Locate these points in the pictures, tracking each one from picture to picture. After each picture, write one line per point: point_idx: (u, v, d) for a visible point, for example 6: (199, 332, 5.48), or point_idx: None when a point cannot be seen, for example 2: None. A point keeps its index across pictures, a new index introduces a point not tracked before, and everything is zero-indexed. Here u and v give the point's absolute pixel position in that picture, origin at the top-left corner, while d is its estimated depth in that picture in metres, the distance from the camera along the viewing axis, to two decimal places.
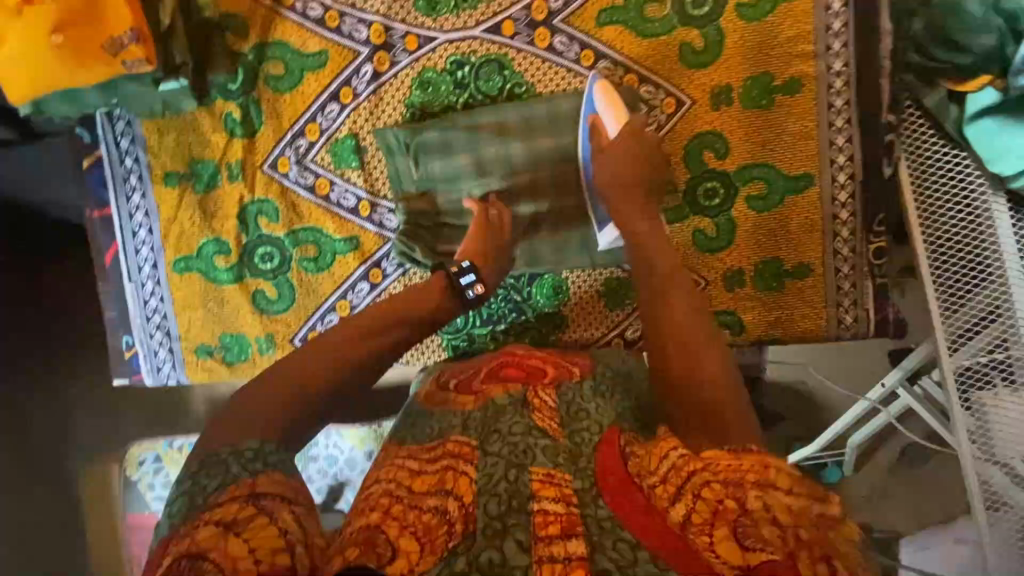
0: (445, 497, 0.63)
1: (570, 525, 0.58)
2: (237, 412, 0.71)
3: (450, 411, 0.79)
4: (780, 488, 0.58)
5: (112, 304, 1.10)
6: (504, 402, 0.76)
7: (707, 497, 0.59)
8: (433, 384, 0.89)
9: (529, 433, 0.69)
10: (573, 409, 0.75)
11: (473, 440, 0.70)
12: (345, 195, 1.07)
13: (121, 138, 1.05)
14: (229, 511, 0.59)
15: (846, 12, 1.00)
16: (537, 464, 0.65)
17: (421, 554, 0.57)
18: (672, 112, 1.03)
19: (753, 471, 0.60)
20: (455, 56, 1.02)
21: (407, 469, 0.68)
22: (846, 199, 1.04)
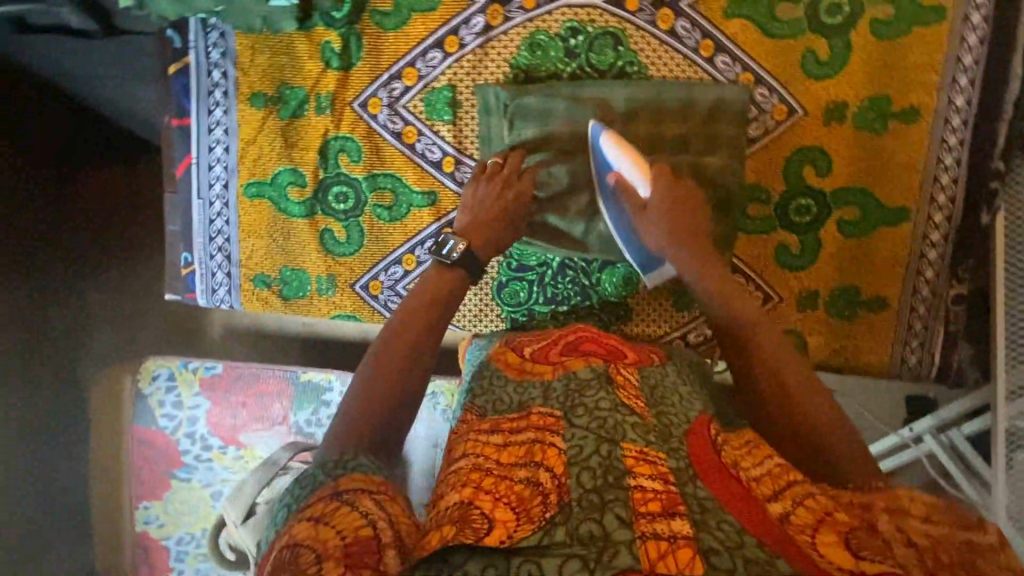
0: (536, 469, 0.66)
1: (671, 504, 0.60)
2: (337, 424, 0.78)
3: (529, 381, 0.82)
4: (915, 517, 0.62)
5: (176, 218, 1.08)
6: (588, 375, 0.76)
7: (809, 508, 0.63)
8: (506, 350, 0.92)
9: (617, 411, 0.70)
10: (657, 395, 0.77)
11: (557, 411, 0.72)
12: (430, 147, 1.03)
13: (213, 50, 1.02)
14: (317, 509, 0.64)
15: (980, 49, 0.95)
16: (627, 441, 0.66)
17: (519, 522, 0.60)
18: (781, 120, 1.00)
19: (886, 501, 0.64)
20: (571, 23, 0.98)
21: (492, 443, 0.72)
22: (938, 239, 1.02)
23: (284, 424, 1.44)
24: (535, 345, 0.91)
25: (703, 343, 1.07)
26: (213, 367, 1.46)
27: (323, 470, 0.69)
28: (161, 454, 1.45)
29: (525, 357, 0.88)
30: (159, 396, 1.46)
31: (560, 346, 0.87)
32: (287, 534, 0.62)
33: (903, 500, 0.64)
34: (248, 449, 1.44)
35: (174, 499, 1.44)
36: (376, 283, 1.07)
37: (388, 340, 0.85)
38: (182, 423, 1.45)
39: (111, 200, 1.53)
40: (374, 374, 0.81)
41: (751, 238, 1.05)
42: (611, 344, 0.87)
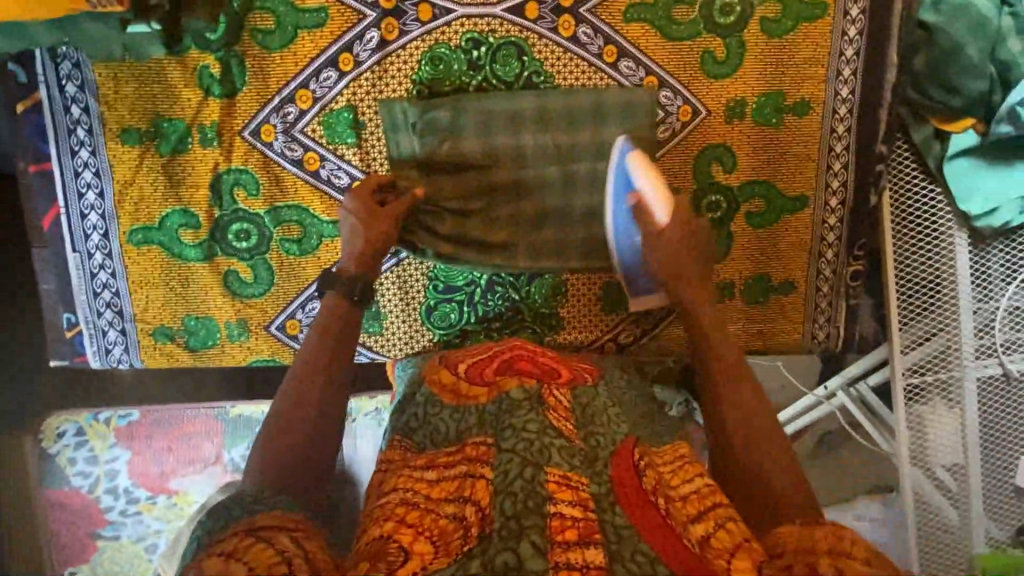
0: (463, 504, 0.65)
1: (587, 532, 0.60)
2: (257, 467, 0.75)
3: (465, 406, 0.80)
4: (857, 560, 0.57)
5: (50, 275, 0.96)
6: (520, 398, 0.74)
7: (731, 529, 0.64)
8: (440, 367, 0.90)
9: (545, 433, 0.69)
10: (588, 412, 0.77)
11: (490, 439, 0.71)
12: (336, 173, 0.97)
13: (68, 82, 0.89)
14: (236, 543, 0.58)
15: (859, 40, 1.01)
16: (553, 464, 0.66)
17: (436, 555, 0.60)
18: (687, 120, 1.02)
19: (825, 540, 0.60)
20: (471, 34, 0.94)
21: (424, 479, 0.71)
22: (834, 223, 1.09)
23: (218, 464, 1.41)
24: (470, 360, 0.88)
25: (634, 343, 1.10)
26: (127, 415, 1.39)
27: (239, 505, 0.66)
28: (77, 514, 1.40)
29: (460, 376, 0.86)
30: (68, 454, 1.39)
31: (494, 365, 0.84)
32: (196, 569, 0.56)
33: (844, 539, 0.60)
34: (179, 495, 1.40)
35: (103, 559, 1.42)
36: (293, 322, 1.00)
37: (295, 378, 0.80)
38: (99, 478, 1.39)
39: None
40: (281, 422, 0.77)
41: None
42: (545, 362, 0.85)
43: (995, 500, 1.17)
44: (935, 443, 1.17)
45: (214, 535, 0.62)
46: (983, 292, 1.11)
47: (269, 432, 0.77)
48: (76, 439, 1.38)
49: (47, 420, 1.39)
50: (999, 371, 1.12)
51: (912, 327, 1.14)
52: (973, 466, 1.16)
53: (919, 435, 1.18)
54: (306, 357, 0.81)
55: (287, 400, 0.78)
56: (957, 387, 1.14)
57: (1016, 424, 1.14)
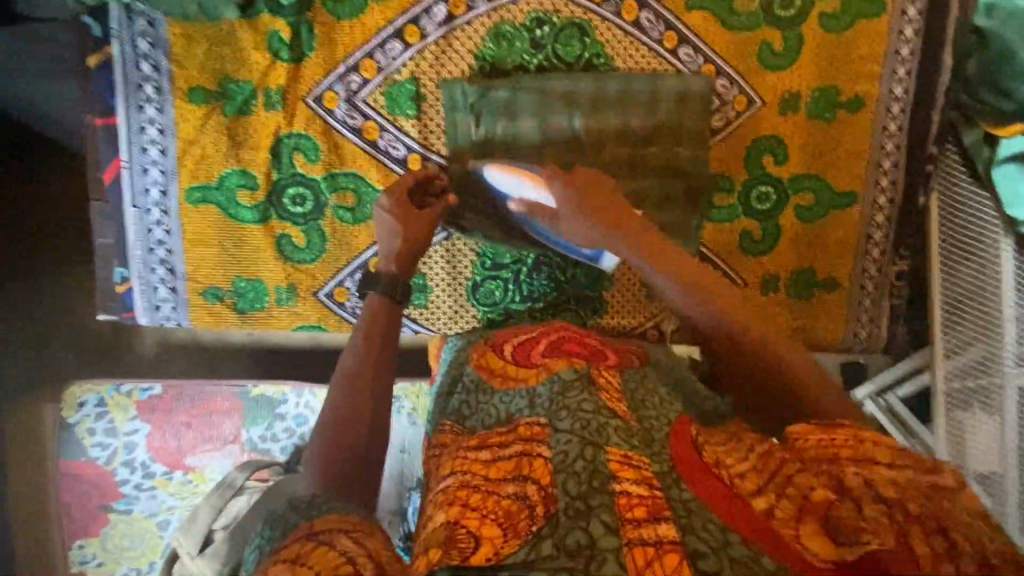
0: (523, 483, 0.64)
1: (657, 509, 0.60)
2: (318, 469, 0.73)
3: (513, 389, 0.80)
4: (882, 463, 0.60)
5: (107, 229, 0.97)
6: (571, 376, 0.75)
7: (793, 494, 0.59)
8: (487, 350, 0.90)
9: (600, 412, 0.69)
10: (638, 397, 0.77)
11: (543, 420, 0.71)
12: (394, 144, 0.98)
13: (140, 39, 0.91)
14: (297, 549, 0.58)
15: (916, 40, 1.02)
16: (612, 445, 0.66)
17: (506, 538, 0.59)
18: (742, 110, 1.03)
19: (847, 445, 0.62)
20: (536, 13, 0.95)
21: (479, 460, 0.70)
22: (882, 221, 1.09)
23: (236, 443, 1.41)
24: (514, 342, 0.89)
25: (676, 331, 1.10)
26: (150, 387, 1.40)
27: (296, 511, 0.64)
28: (91, 486, 1.39)
29: (508, 360, 0.85)
30: (88, 424, 1.38)
31: (540, 346, 0.84)
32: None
33: (865, 442, 0.62)
34: (196, 472, 1.39)
35: (114, 532, 1.39)
36: (342, 290, 1.01)
37: (348, 372, 0.81)
38: (117, 450, 1.38)
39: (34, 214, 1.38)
40: (336, 413, 0.77)
41: (717, 227, 1.07)
42: (591, 343, 0.86)
43: None
44: (973, 449, 1.16)
45: (278, 542, 0.62)
46: None
47: (325, 427, 0.76)
48: (97, 409, 1.38)
49: (70, 388, 1.39)
50: None
51: (955, 330, 1.15)
52: (1011, 480, 1.12)
53: (956, 441, 1.19)
54: (356, 351, 0.83)
55: (341, 394, 0.79)
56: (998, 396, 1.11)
57: None
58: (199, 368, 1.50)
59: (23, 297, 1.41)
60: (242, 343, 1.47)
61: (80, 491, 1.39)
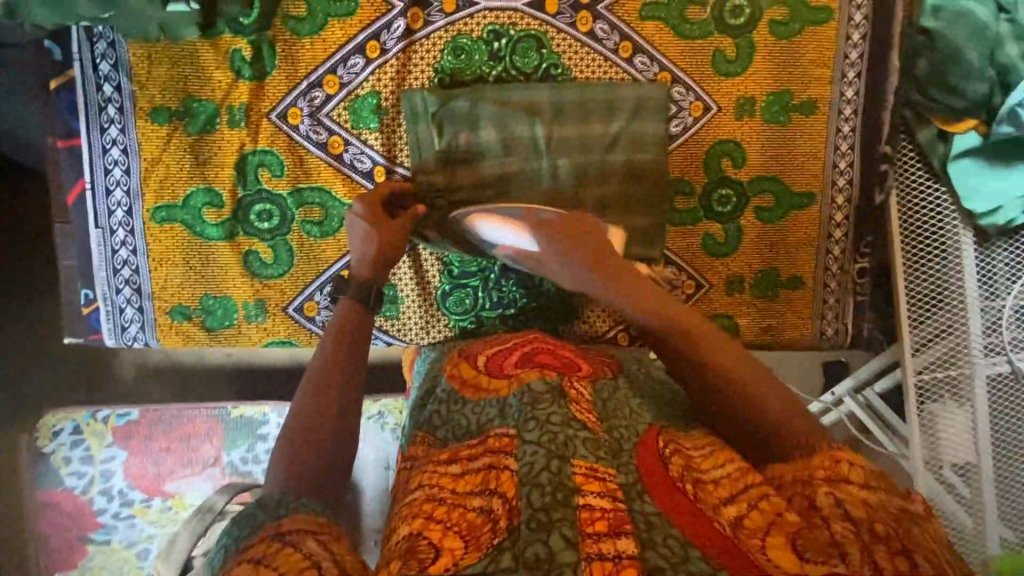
0: (490, 497, 0.64)
1: (618, 522, 0.60)
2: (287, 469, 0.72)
3: (485, 399, 0.78)
4: (852, 483, 0.63)
5: (71, 252, 0.97)
6: (543, 388, 0.73)
7: (765, 508, 0.63)
8: (460, 361, 0.89)
9: (569, 424, 0.68)
10: (609, 408, 0.77)
11: (512, 431, 0.70)
12: (359, 157, 0.99)
13: (102, 61, 0.92)
14: (264, 548, 0.58)
15: (863, 44, 1.06)
16: (578, 457, 0.65)
17: (466, 549, 0.59)
18: (699, 115, 1.06)
19: (824, 468, 0.66)
20: (493, 26, 0.97)
21: (449, 474, 0.69)
22: (840, 220, 1.12)
23: (217, 466, 1.38)
24: (489, 351, 0.88)
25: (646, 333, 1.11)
26: (126, 413, 1.38)
27: (264, 509, 0.63)
28: (66, 518, 1.36)
29: (481, 370, 0.84)
30: (63, 453, 1.36)
31: (514, 356, 0.84)
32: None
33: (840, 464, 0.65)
34: (176, 498, 1.37)
35: (93, 565, 1.36)
36: (310, 304, 1.01)
37: (313, 380, 0.80)
38: (93, 479, 1.36)
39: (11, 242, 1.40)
40: (301, 419, 0.77)
41: (680, 230, 1.09)
42: (563, 353, 0.86)
43: (1013, 505, 1.16)
44: (946, 440, 1.19)
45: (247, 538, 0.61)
46: (991, 292, 1.14)
47: (290, 433, 0.76)
48: (72, 437, 1.35)
49: (45, 417, 1.38)
50: (1008, 368, 1.14)
51: (922, 325, 1.17)
52: (985, 466, 1.16)
53: (931, 434, 1.19)
54: (322, 359, 0.83)
55: (305, 400, 0.78)
56: (967, 385, 1.17)
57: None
58: (179, 391, 1.51)
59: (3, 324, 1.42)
60: (220, 363, 1.49)
61: (57, 523, 1.36)
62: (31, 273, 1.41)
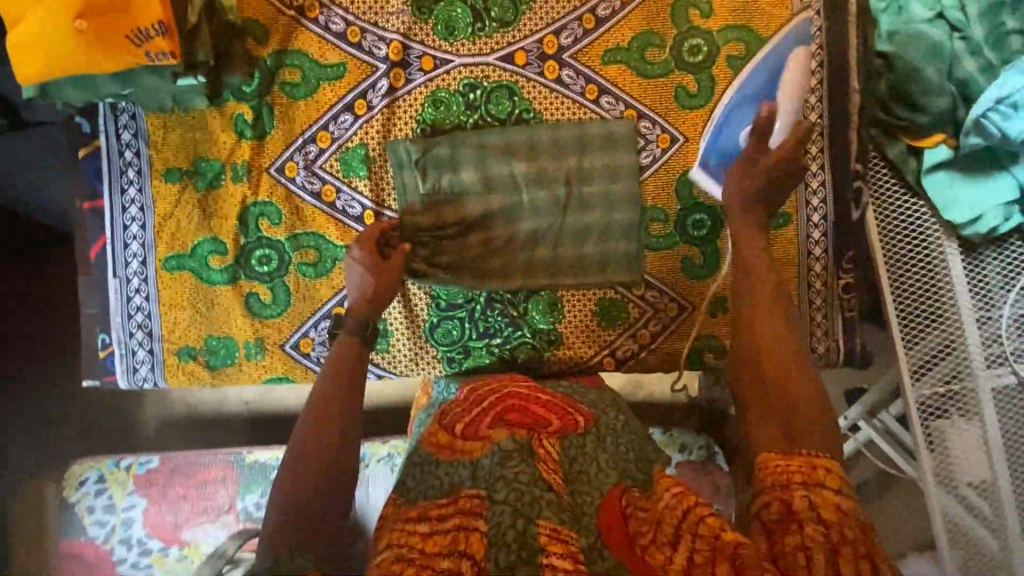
0: (458, 559, 0.68)
1: None
2: (287, 505, 0.78)
3: (457, 461, 0.80)
4: (827, 488, 0.71)
5: (92, 300, 1.06)
6: (511, 446, 0.75)
7: (707, 536, 0.69)
8: (439, 427, 0.89)
9: (536, 484, 0.71)
10: (574, 468, 0.78)
11: (482, 491, 0.74)
12: (350, 203, 1.07)
13: (124, 131, 1.04)
14: None
15: (821, 72, 1.12)
16: (543, 518, 0.68)
17: None
18: (667, 147, 1.11)
19: (803, 473, 0.72)
20: (468, 79, 1.06)
21: (418, 532, 0.74)
22: (819, 237, 1.14)
23: (232, 512, 1.41)
24: (466, 418, 0.88)
25: (632, 358, 1.13)
26: (148, 461, 1.42)
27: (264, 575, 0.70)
28: (88, 566, 1.38)
29: (456, 436, 0.85)
30: (87, 502, 1.40)
31: (487, 419, 0.86)
32: None
33: (817, 470, 0.72)
34: (191, 546, 1.40)
35: None
36: (306, 340, 1.07)
37: (311, 417, 0.85)
38: (115, 527, 1.39)
39: (45, 300, 1.51)
40: (298, 457, 0.82)
41: (659, 254, 1.12)
42: (535, 405, 0.88)
43: None
44: (957, 460, 1.15)
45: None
46: (986, 300, 1.14)
47: (288, 473, 0.80)
48: (97, 486, 1.39)
49: (73, 467, 1.43)
50: (1014, 379, 1.12)
51: (917, 341, 1.16)
52: (1001, 482, 1.13)
53: (941, 453, 1.16)
54: (319, 396, 0.87)
55: (302, 438, 0.83)
56: (972, 400, 1.14)
57: None
58: (199, 440, 1.58)
59: (39, 376, 1.52)
60: (240, 411, 1.55)
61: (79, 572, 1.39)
62: (63, 327, 1.52)
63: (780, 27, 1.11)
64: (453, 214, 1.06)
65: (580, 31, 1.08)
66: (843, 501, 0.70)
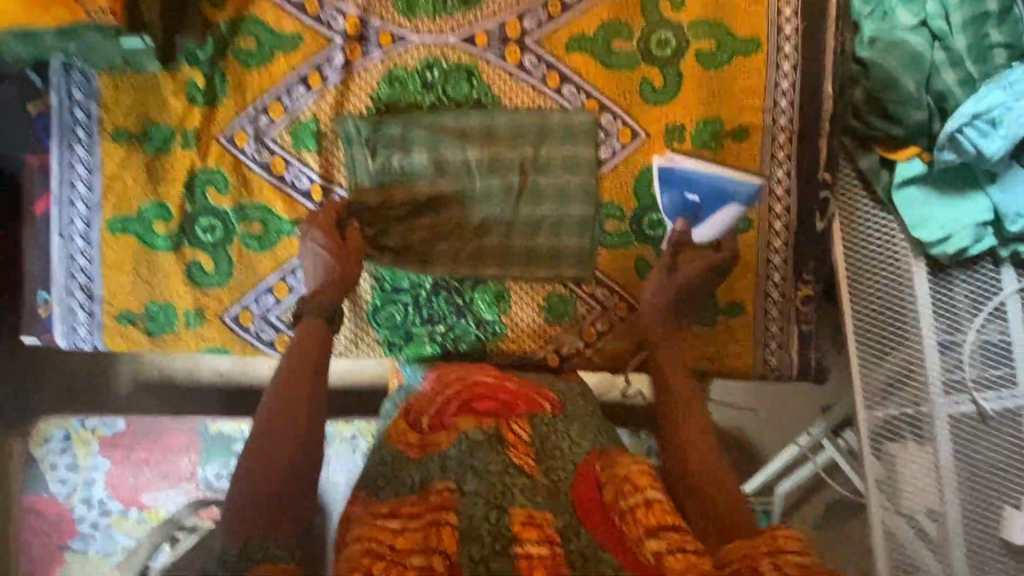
0: (430, 556, 0.69)
1: (554, 565, 0.68)
2: (254, 491, 0.74)
3: (426, 455, 0.80)
4: (791, 552, 0.68)
5: (36, 258, 1.06)
6: (480, 437, 0.78)
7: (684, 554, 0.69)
8: (400, 420, 0.88)
9: (506, 473, 0.75)
10: (547, 445, 0.81)
11: (452, 484, 0.75)
12: (299, 177, 1.05)
13: (75, 89, 1.03)
14: None
15: (794, 74, 1.08)
16: (517, 506, 0.72)
17: None
18: (627, 142, 1.08)
19: (766, 544, 0.70)
20: (426, 59, 1.04)
21: (387, 528, 0.71)
22: (780, 245, 1.10)
23: (192, 480, 1.41)
24: (431, 406, 0.87)
25: (577, 356, 1.11)
26: (114, 424, 1.40)
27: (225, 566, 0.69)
28: (51, 524, 1.39)
29: (423, 432, 0.84)
30: (50, 460, 1.40)
31: (453, 407, 0.85)
32: None
33: (778, 539, 0.70)
34: (151, 510, 1.40)
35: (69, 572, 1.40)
36: (246, 313, 1.06)
37: (277, 400, 0.81)
38: (76, 487, 1.40)
39: None
40: (263, 440, 0.78)
41: (611, 251, 1.09)
42: (503, 393, 0.87)
43: (980, 555, 1.09)
44: (906, 486, 1.11)
45: None
46: (951, 324, 1.09)
47: (253, 457, 0.77)
48: (61, 445, 1.39)
49: (38, 424, 1.42)
50: (971, 407, 1.08)
51: (875, 359, 1.11)
52: (950, 511, 1.09)
53: (890, 477, 1.11)
54: (284, 377, 0.84)
55: (269, 422, 0.79)
56: (927, 425, 1.10)
57: (992, 464, 1.08)
58: (172, 404, 1.58)
59: None
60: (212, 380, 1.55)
61: (40, 528, 1.40)
62: None
63: (753, 25, 1.07)
64: (402, 196, 1.05)
65: (544, 17, 1.05)
66: (803, 561, 0.67)
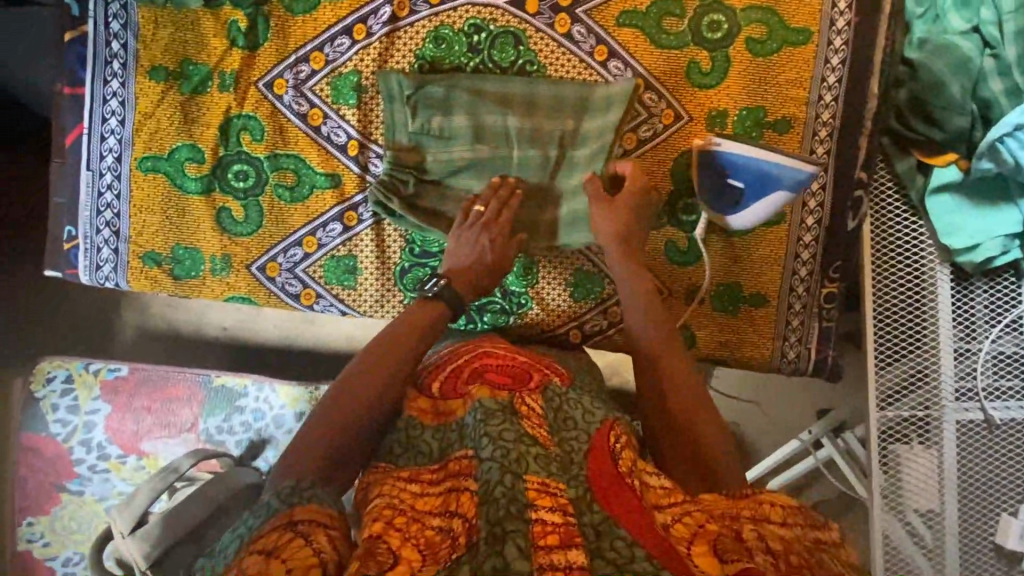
0: (449, 518, 0.70)
1: (569, 536, 0.64)
2: (317, 437, 0.80)
3: (446, 425, 0.84)
4: (775, 523, 0.69)
5: (63, 191, 1.05)
6: (494, 406, 0.79)
7: (688, 521, 0.70)
8: (410, 390, 0.90)
9: (520, 441, 0.74)
10: (561, 416, 0.83)
11: (470, 452, 0.76)
12: (336, 131, 1.04)
13: (113, 20, 1.00)
14: (270, 538, 0.65)
15: (841, 69, 1.07)
16: (531, 473, 0.70)
17: (423, 563, 0.65)
18: (669, 124, 1.07)
19: (749, 509, 0.70)
20: (474, 20, 1.02)
21: (409, 491, 0.75)
22: (808, 242, 1.11)
23: (193, 431, 1.37)
24: (439, 376, 0.90)
25: (599, 334, 1.11)
26: (117, 367, 1.39)
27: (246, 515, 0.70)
28: (47, 464, 1.35)
29: (435, 398, 0.88)
30: (52, 400, 1.37)
31: (463, 378, 0.88)
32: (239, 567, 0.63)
33: (764, 506, 0.71)
34: (150, 457, 1.35)
35: (64, 514, 1.35)
36: (273, 264, 1.06)
37: (368, 367, 0.87)
38: (77, 428, 1.36)
39: None
40: (343, 396, 0.84)
41: None
42: (511, 367, 0.89)
43: (970, 558, 1.12)
44: (908, 487, 1.13)
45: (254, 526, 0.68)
46: (968, 333, 1.11)
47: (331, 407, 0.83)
48: (63, 386, 1.36)
49: (41, 363, 1.39)
50: (980, 415, 1.10)
51: (891, 362, 1.13)
52: (947, 515, 1.12)
53: (893, 478, 1.14)
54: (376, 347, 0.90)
55: (355, 383, 0.86)
56: (935, 430, 1.12)
57: (992, 472, 1.10)
58: (181, 355, 1.57)
59: None
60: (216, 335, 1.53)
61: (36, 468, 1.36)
62: None
63: (807, 14, 1.05)
64: (438, 159, 1.03)
65: None
66: (785, 532, 0.68)
